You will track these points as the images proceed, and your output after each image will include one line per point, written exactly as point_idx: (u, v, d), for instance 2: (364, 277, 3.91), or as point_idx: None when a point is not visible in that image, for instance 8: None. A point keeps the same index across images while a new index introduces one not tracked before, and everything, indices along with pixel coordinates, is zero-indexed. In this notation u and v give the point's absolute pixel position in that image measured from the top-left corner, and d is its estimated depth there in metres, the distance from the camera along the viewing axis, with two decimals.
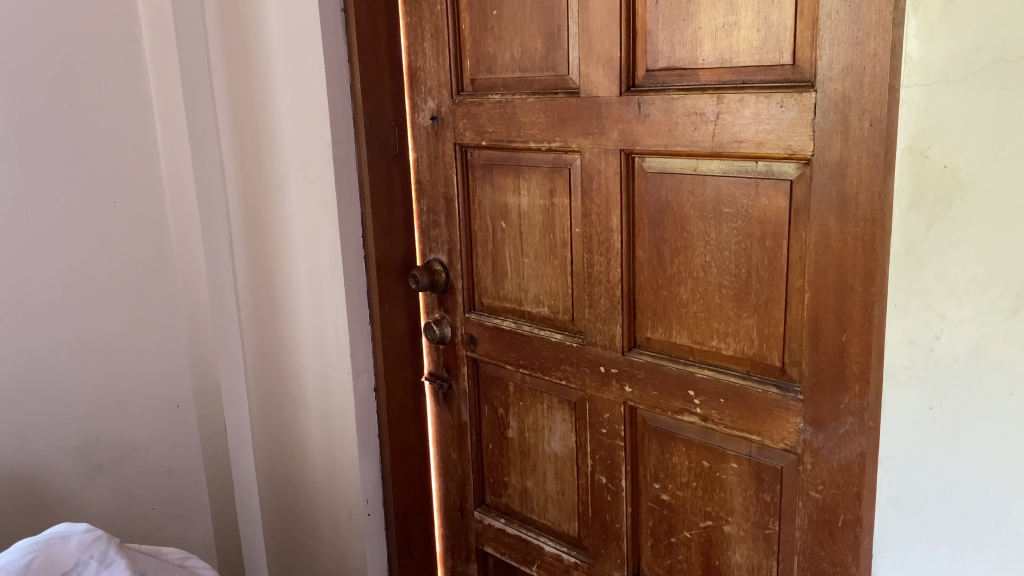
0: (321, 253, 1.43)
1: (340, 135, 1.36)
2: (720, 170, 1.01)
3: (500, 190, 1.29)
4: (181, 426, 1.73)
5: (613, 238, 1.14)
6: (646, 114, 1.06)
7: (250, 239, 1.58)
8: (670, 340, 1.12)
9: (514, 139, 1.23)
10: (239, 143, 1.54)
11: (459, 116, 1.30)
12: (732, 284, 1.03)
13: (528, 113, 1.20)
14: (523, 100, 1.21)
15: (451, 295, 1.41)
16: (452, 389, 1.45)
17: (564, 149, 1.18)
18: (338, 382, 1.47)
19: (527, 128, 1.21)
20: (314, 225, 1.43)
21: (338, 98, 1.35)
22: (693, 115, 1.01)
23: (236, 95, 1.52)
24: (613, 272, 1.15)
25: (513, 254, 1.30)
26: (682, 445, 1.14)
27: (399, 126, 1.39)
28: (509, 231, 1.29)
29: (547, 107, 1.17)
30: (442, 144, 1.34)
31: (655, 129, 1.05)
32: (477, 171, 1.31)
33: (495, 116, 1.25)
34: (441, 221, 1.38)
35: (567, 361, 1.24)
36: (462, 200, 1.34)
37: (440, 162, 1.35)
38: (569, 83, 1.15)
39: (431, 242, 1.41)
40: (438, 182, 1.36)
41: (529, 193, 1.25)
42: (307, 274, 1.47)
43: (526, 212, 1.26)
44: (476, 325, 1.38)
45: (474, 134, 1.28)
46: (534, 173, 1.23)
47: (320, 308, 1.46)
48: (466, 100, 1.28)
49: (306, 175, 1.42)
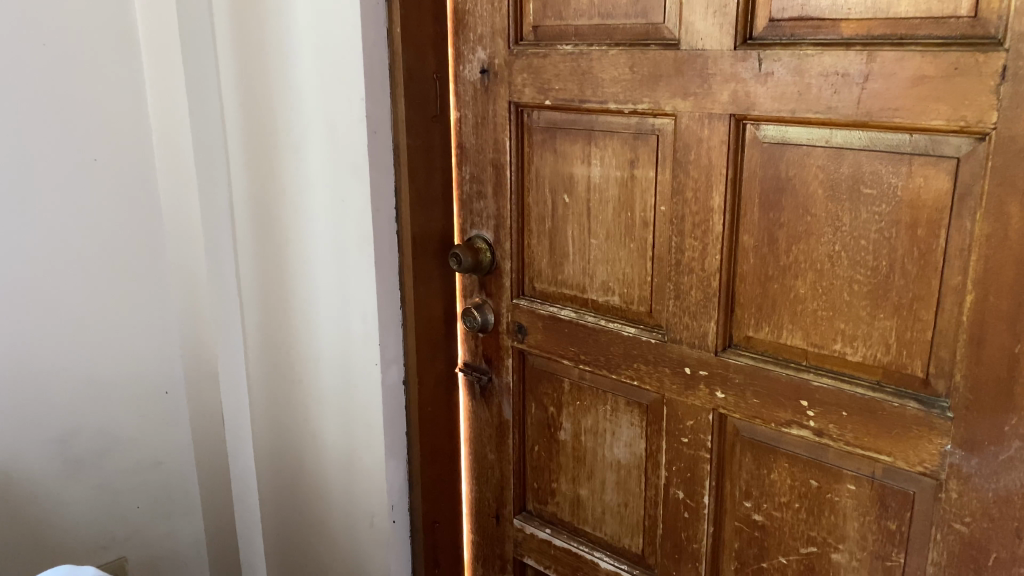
0: (347, 228, 1.23)
1: (374, 89, 1.16)
2: (861, 143, 0.85)
3: (565, 158, 1.11)
4: (170, 415, 1.53)
5: (714, 220, 0.97)
6: (768, 73, 0.89)
7: (255, 206, 1.38)
8: (778, 341, 0.96)
9: (588, 100, 1.06)
10: (245, 96, 1.33)
11: (517, 70, 1.12)
12: (867, 279, 0.88)
13: (608, 70, 1.03)
14: (604, 53, 1.03)
15: (496, 276, 1.23)
16: (493, 384, 1.27)
17: (653, 113, 1.00)
18: (362, 374, 1.28)
19: (606, 88, 1.03)
20: (339, 195, 1.23)
21: (373, 45, 1.14)
22: (833, 76, 0.84)
23: (243, 40, 1.30)
24: (710, 259, 0.98)
25: (577, 233, 1.13)
26: (784, 462, 0.98)
27: (440, 80, 1.20)
28: (574, 206, 1.12)
29: (635, 61, 1.00)
30: (493, 103, 1.16)
31: (779, 93, 0.89)
32: (539, 137, 1.14)
33: (567, 72, 1.07)
34: (490, 193, 1.20)
35: (642, 359, 1.08)
36: (516, 170, 1.16)
37: (491, 124, 1.17)
38: (663, 34, 0.98)
39: (473, 216, 1.23)
40: (488, 148, 1.18)
41: (604, 164, 1.08)
42: (328, 252, 1.28)
43: (597, 184, 1.09)
44: (526, 313, 1.20)
45: (536, 91, 1.11)
46: (613, 141, 1.06)
47: (344, 290, 1.27)
48: (530, 51, 1.10)
49: (330, 136, 1.22)
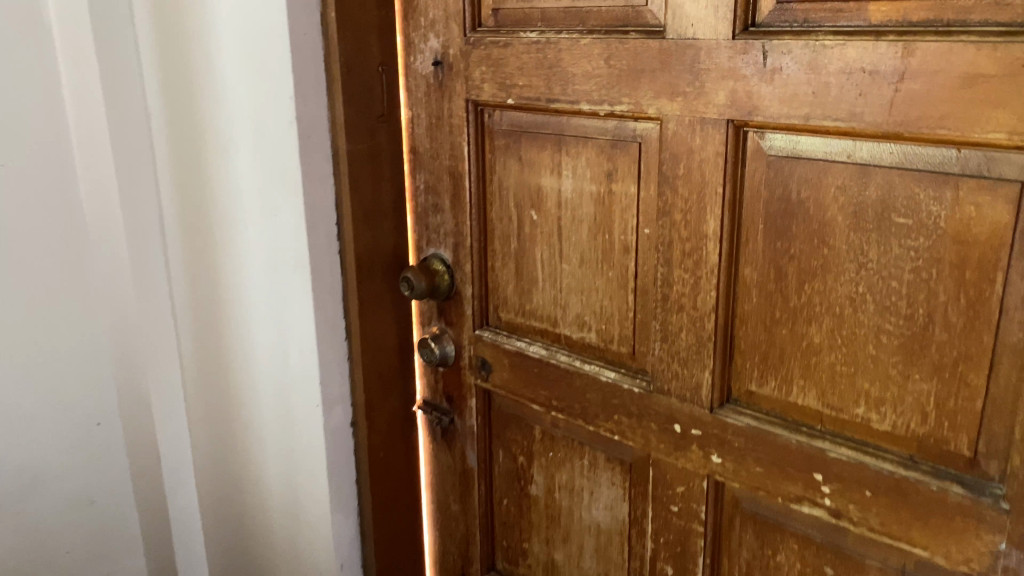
0: (282, 247, 1.06)
1: (307, 85, 0.98)
2: (893, 160, 0.67)
3: (533, 168, 0.93)
4: (103, 449, 1.36)
5: (708, 248, 0.79)
6: (775, 69, 0.70)
7: (187, 218, 1.21)
8: (787, 399, 0.78)
9: (557, 99, 0.87)
10: (172, 91, 1.16)
11: (475, 61, 0.93)
12: (899, 330, 0.69)
13: (580, 63, 0.84)
14: (574, 42, 0.84)
15: (456, 303, 1.05)
16: (454, 426, 1.10)
17: (633, 116, 0.82)
18: (304, 414, 1.11)
19: (578, 84, 0.85)
20: (273, 208, 1.05)
21: (303, 32, 0.96)
22: (858, 74, 0.66)
23: (166, 26, 1.13)
24: (703, 297, 0.80)
25: (546, 257, 0.95)
26: (793, 543, 0.80)
27: (387, 72, 1.01)
28: (543, 225, 0.94)
29: (612, 52, 0.81)
30: (449, 101, 0.98)
31: (788, 94, 0.70)
32: (502, 142, 0.96)
33: (531, 66, 0.88)
34: (447, 207, 1.02)
35: (624, 411, 0.90)
36: (476, 181, 0.98)
37: (447, 125, 0.99)
38: (645, 20, 0.79)
39: (429, 232, 1.05)
40: (444, 154, 1.00)
41: (576, 176, 0.89)
42: (263, 273, 1.10)
43: (569, 199, 0.91)
44: (490, 347, 1.02)
45: (497, 88, 0.92)
46: (587, 148, 0.87)
47: (282, 318, 1.09)
48: (488, 39, 0.91)
49: (259, 141, 1.04)
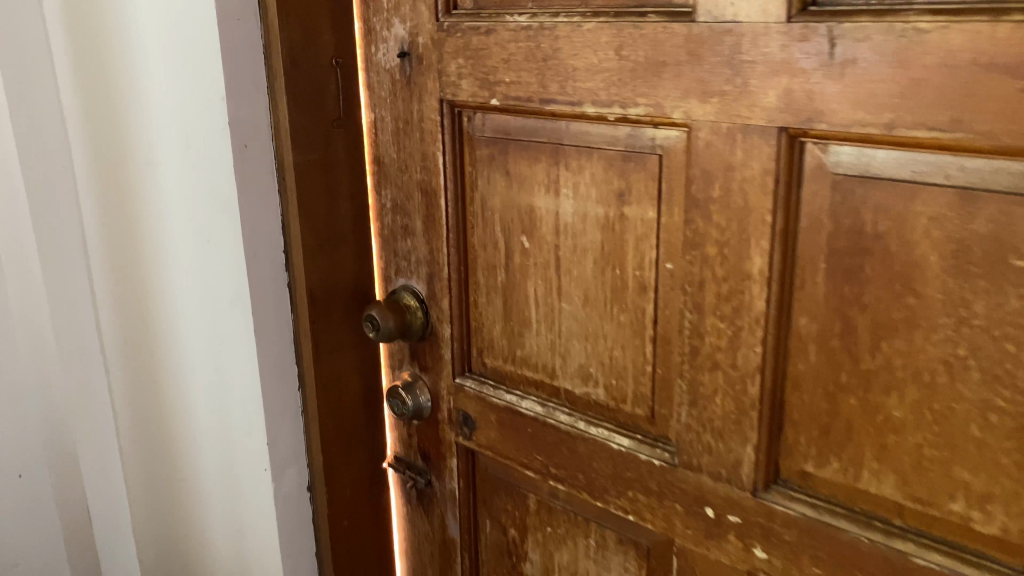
0: (219, 278, 0.87)
1: (241, 84, 0.79)
2: (1013, 185, 0.49)
3: (523, 185, 0.76)
4: (28, 502, 1.14)
5: (752, 292, 0.61)
6: (847, 60, 0.53)
7: (111, 238, 1.02)
8: (855, 485, 0.61)
9: (554, 99, 0.70)
10: (88, 90, 0.97)
11: (451, 52, 0.75)
12: (1015, 408, 0.52)
13: (583, 54, 0.66)
14: (575, 27, 0.66)
15: (432, 345, 0.87)
16: (432, 489, 0.92)
17: (652, 121, 0.64)
18: (252, 475, 0.93)
19: (580, 81, 0.67)
20: (206, 233, 0.87)
21: (234, 16, 0.77)
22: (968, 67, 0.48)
23: (76, 12, 0.93)
24: (745, 353, 0.63)
25: (541, 293, 0.77)
26: None
27: (343, 66, 0.83)
28: (536, 255, 0.76)
29: (624, 40, 0.64)
30: (419, 101, 0.79)
31: (865, 95, 0.53)
32: (485, 152, 0.78)
33: (520, 58, 0.71)
34: (419, 230, 0.84)
35: (640, 487, 0.72)
36: (454, 199, 0.81)
37: (417, 130, 0.81)
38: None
39: (398, 259, 0.87)
40: (415, 166, 0.82)
41: (578, 195, 0.72)
42: (200, 307, 0.92)
43: (569, 225, 0.73)
44: (473, 400, 0.85)
45: (478, 85, 0.74)
46: (591, 161, 0.70)
47: (222, 363, 0.91)
48: (466, 25, 0.73)
49: (188, 150, 0.85)
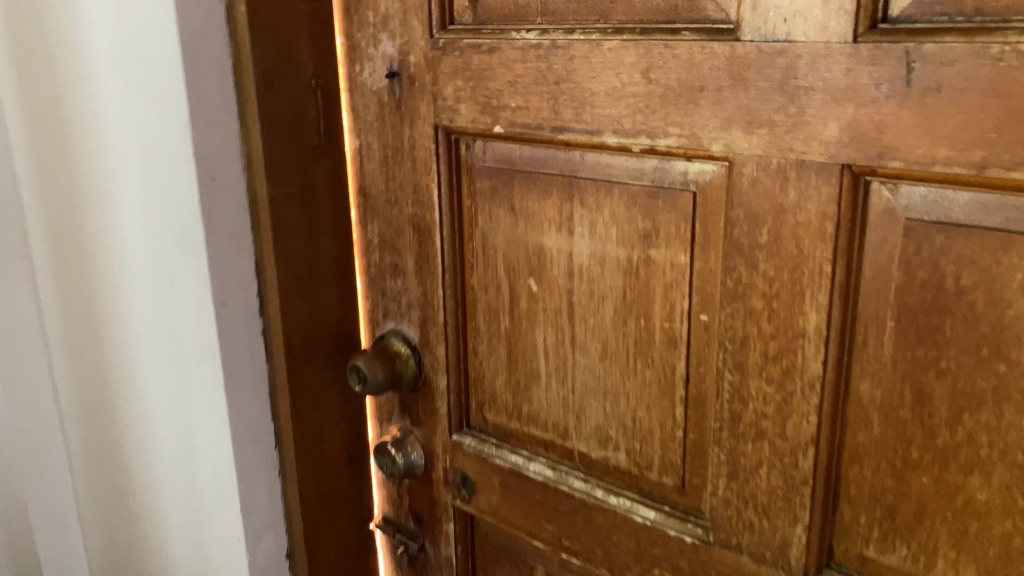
0: (184, 325, 0.77)
1: (207, 109, 0.69)
2: None
3: (529, 223, 0.67)
4: None
5: (806, 352, 0.53)
6: (928, 88, 0.45)
7: (58, 274, 0.90)
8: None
9: (568, 127, 0.61)
10: (29, 109, 0.85)
11: (448, 72, 0.66)
12: None
13: (602, 77, 0.58)
14: (594, 46, 0.58)
15: (425, 397, 0.78)
16: (426, 554, 0.83)
17: (685, 154, 0.56)
18: (223, 544, 0.82)
19: (599, 107, 0.59)
20: (167, 276, 0.76)
21: (199, 30, 0.67)
22: None
23: (12, 20, 0.82)
24: (797, 422, 0.55)
25: (551, 344, 0.68)
26: None
27: (323, 87, 0.74)
28: (546, 301, 0.67)
29: (653, 62, 0.55)
30: (411, 127, 0.71)
31: (951, 128, 0.45)
32: (486, 184, 0.69)
33: (529, 80, 0.62)
34: (411, 270, 0.75)
35: (669, 565, 0.64)
36: (451, 237, 0.71)
37: (409, 159, 0.72)
38: (704, 13, 0.53)
39: (386, 301, 0.78)
40: (405, 198, 0.73)
41: (596, 235, 0.63)
42: (164, 354, 0.82)
43: (584, 269, 0.64)
44: (473, 460, 0.75)
45: (479, 110, 0.65)
46: (611, 198, 0.61)
47: (187, 420, 0.81)
48: (465, 42, 0.65)
49: (148, 180, 0.75)
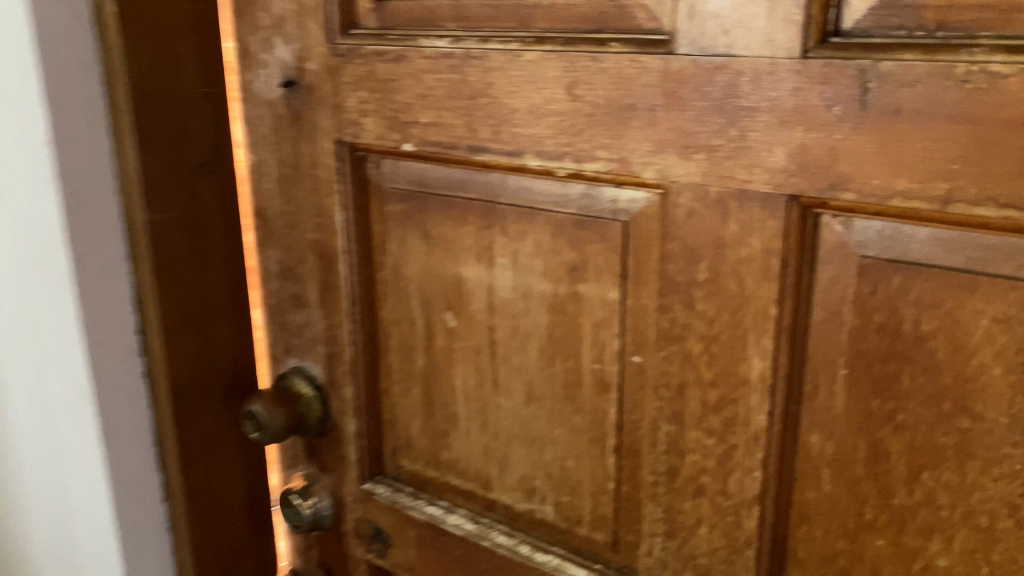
0: (51, 369, 0.67)
1: (71, 124, 0.60)
2: None
3: (445, 252, 0.60)
4: None
5: (750, 402, 0.48)
6: (886, 110, 0.40)
7: None
8: None
9: (485, 146, 0.54)
10: None
11: (350, 82, 0.59)
12: None
13: (522, 91, 0.51)
14: (512, 56, 0.51)
15: (333, 443, 0.70)
16: None
17: (615, 180, 0.50)
18: None
19: (519, 125, 0.52)
20: (31, 312, 0.67)
21: (61, 33, 0.58)
22: None
23: None
24: (740, 478, 0.49)
25: (471, 385, 0.61)
26: None
27: (210, 97, 0.66)
28: (466, 338, 0.60)
29: (578, 75, 0.49)
30: (310, 143, 0.63)
31: (911, 157, 0.40)
32: (396, 208, 0.61)
33: (440, 93, 0.55)
34: (314, 301, 0.67)
35: None
36: (358, 266, 0.64)
37: (309, 178, 0.64)
38: (635, 22, 0.47)
39: (288, 336, 0.70)
40: (306, 222, 0.66)
41: (518, 266, 0.56)
42: (29, 400, 0.72)
43: (505, 304, 0.58)
44: (386, 512, 0.68)
45: (386, 126, 0.59)
46: (535, 226, 0.55)
47: (59, 472, 0.71)
48: (368, 49, 0.58)
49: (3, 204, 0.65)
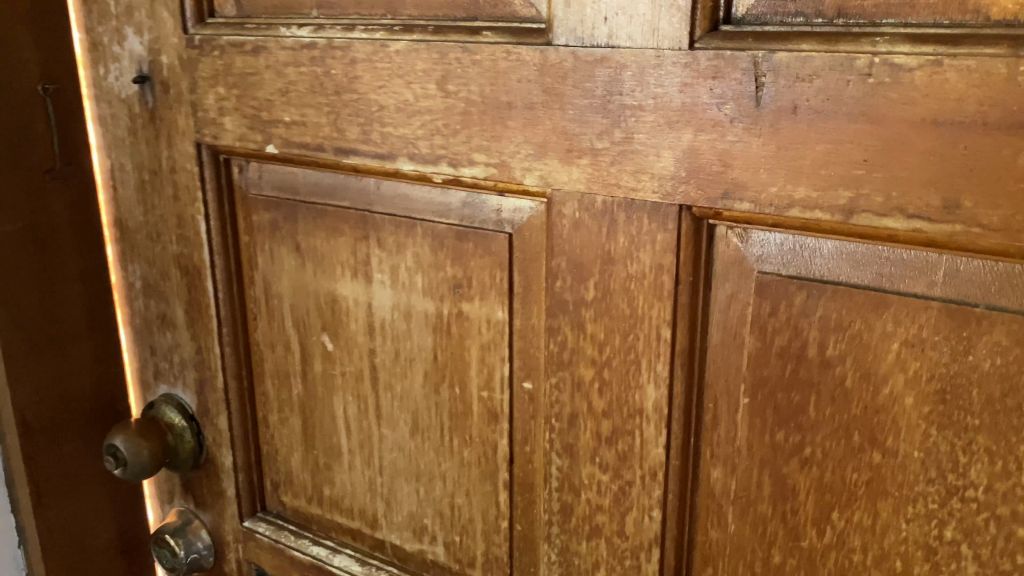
0: None
1: None
2: None
3: (319, 267, 0.53)
4: None
5: (645, 435, 0.43)
6: (782, 108, 0.35)
7: None
8: None
9: (354, 149, 0.48)
10: None
11: (207, 78, 0.53)
12: None
13: (391, 87, 0.46)
14: (379, 47, 0.46)
15: (210, 477, 0.64)
16: None
17: (496, 187, 0.45)
18: None
19: (390, 125, 0.46)
20: None
21: None
22: (966, 124, 0.32)
23: None
24: (637, 519, 0.44)
25: (353, 414, 0.55)
26: None
27: (55, 94, 0.59)
28: (344, 362, 0.55)
29: (449, 69, 0.44)
30: (168, 146, 0.57)
31: (811, 161, 0.35)
32: (265, 218, 0.55)
33: (303, 88, 0.49)
34: (181, 322, 0.61)
35: None
36: (227, 282, 0.58)
37: (170, 185, 0.58)
38: (510, 8, 0.42)
39: (157, 359, 0.64)
40: (168, 233, 0.59)
41: (397, 283, 0.51)
42: None
43: (384, 325, 0.52)
44: (269, 551, 0.62)
45: (248, 126, 0.52)
46: (414, 239, 0.49)
47: None
48: (225, 39, 0.51)
49: None
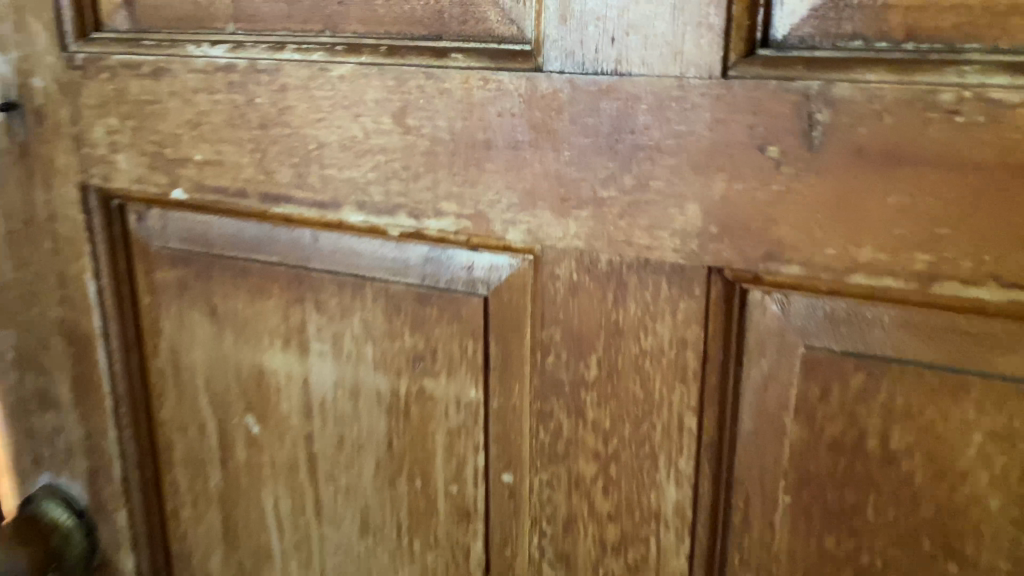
0: None
1: None
2: None
3: (239, 336, 0.44)
4: None
5: (663, 541, 0.36)
6: (841, 151, 0.29)
7: None
8: None
9: (287, 195, 0.39)
10: None
11: (93, 106, 0.43)
12: None
13: (332, 120, 0.37)
14: (317, 71, 0.37)
15: None
16: None
17: (468, 242, 0.36)
18: None
19: (332, 166, 0.38)
20: None
21: None
22: None
23: None
24: None
25: (286, 511, 0.46)
26: None
27: None
28: (272, 450, 0.45)
29: (408, 99, 0.35)
30: (43, 189, 0.46)
31: (878, 218, 0.29)
32: (170, 275, 0.45)
33: (219, 119, 0.40)
34: (65, 401, 0.50)
35: None
36: (124, 352, 0.47)
37: (48, 236, 0.47)
38: (485, 25, 0.34)
39: (33, 446, 0.52)
40: (45, 295, 0.48)
41: (341, 355, 0.41)
42: None
43: (323, 407, 0.43)
44: None
45: (149, 166, 0.42)
46: (361, 302, 0.40)
47: None
48: (117, 58, 0.41)
49: None
